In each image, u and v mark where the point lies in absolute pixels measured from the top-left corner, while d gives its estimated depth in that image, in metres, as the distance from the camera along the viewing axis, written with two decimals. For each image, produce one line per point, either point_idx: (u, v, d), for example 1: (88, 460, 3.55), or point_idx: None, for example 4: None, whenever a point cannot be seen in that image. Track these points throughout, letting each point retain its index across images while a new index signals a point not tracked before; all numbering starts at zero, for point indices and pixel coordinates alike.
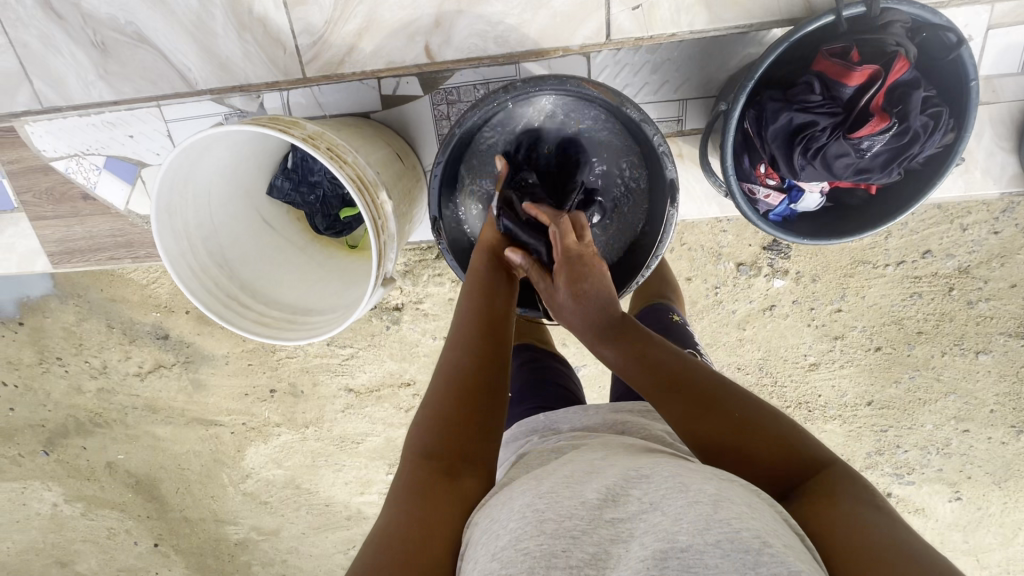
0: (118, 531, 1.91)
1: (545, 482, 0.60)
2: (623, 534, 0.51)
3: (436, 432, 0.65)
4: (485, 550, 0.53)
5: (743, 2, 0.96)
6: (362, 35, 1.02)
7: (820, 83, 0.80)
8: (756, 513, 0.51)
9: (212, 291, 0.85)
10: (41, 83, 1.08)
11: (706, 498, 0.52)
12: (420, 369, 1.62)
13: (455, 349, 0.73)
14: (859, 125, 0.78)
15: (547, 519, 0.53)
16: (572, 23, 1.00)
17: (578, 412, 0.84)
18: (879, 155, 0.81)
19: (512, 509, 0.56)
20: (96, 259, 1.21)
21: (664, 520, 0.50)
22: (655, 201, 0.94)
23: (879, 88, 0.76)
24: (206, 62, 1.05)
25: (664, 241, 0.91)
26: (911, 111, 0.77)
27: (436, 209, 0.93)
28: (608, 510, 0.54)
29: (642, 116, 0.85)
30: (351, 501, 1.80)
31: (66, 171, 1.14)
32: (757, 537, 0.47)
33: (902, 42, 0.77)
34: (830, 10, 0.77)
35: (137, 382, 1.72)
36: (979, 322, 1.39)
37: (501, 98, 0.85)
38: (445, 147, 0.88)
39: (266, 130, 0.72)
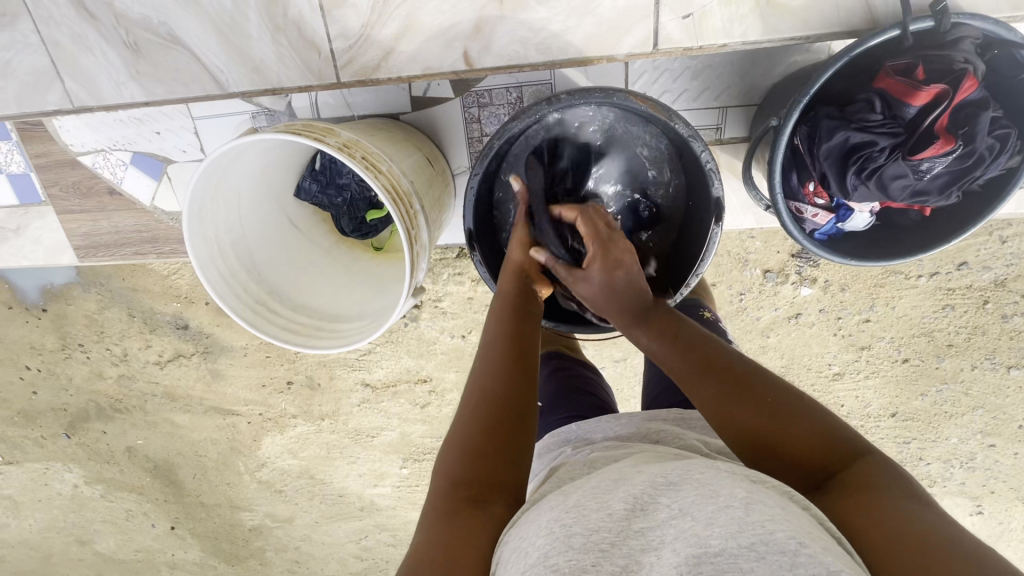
0: (135, 513, 1.94)
1: (571, 496, 0.58)
2: (653, 543, 0.49)
3: (465, 460, 0.64)
4: (512, 568, 0.50)
5: (800, 11, 0.91)
6: (399, 40, 0.99)
7: (881, 101, 0.76)
8: (790, 514, 0.49)
9: (241, 296, 0.84)
10: (73, 83, 1.06)
11: (737, 503, 0.50)
12: (437, 367, 1.61)
13: (484, 376, 0.72)
14: (921, 147, 0.75)
15: (575, 533, 0.51)
16: (618, 30, 0.96)
17: (611, 420, 0.83)
18: (939, 177, 0.78)
19: (539, 525, 0.54)
20: (120, 254, 1.21)
21: (694, 525, 0.48)
22: (698, 217, 0.91)
23: (943, 109, 0.73)
24: (239, 64, 1.03)
25: (706, 259, 0.88)
26: (977, 134, 0.74)
27: (472, 220, 0.91)
28: (637, 520, 0.52)
29: (690, 132, 0.82)
30: (364, 493, 1.81)
31: (93, 166, 1.14)
32: (794, 537, 0.45)
33: (972, 59, 0.74)
34: (897, 24, 0.73)
35: (156, 370, 1.73)
36: (1012, 336, 1.36)
37: (542, 109, 0.82)
38: (483, 158, 0.86)
39: (301, 139, 0.70)
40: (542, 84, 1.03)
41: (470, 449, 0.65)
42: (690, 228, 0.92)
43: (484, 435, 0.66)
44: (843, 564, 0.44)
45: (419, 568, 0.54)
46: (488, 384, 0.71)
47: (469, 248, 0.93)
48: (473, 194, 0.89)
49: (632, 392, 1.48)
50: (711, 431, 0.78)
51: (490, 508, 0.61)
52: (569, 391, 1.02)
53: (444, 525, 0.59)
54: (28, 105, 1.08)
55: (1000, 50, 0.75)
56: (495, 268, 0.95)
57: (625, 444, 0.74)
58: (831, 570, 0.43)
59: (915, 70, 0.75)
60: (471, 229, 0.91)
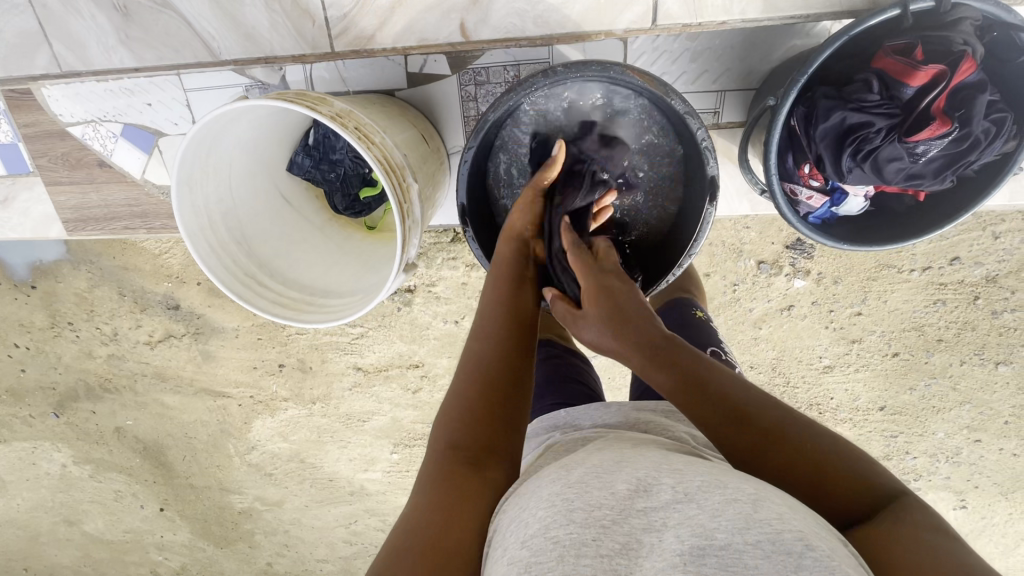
0: (125, 494, 1.94)
1: (573, 472, 0.58)
2: (656, 524, 0.49)
3: (465, 424, 0.65)
4: (512, 537, 0.51)
5: None
6: (395, 10, 0.98)
7: (878, 82, 0.76)
8: (796, 513, 0.49)
9: (230, 267, 0.83)
10: (60, 47, 1.05)
11: (746, 497, 0.50)
12: (429, 352, 1.61)
13: (480, 341, 0.73)
14: (917, 129, 0.75)
15: (576, 509, 0.50)
16: (616, 5, 0.95)
17: (598, 408, 0.83)
18: (934, 160, 0.78)
19: (540, 497, 0.54)
20: (111, 228, 1.19)
21: (700, 513, 0.48)
22: (693, 199, 0.90)
23: (941, 91, 0.73)
24: (231, 31, 1.01)
25: (698, 241, 0.88)
26: (974, 117, 0.74)
27: (465, 195, 0.90)
28: (639, 501, 0.52)
29: (686, 108, 0.82)
30: (355, 477, 1.81)
31: (82, 137, 1.12)
32: (801, 539, 0.45)
33: (970, 40, 0.73)
34: (897, 3, 0.73)
35: (147, 350, 1.72)
36: (1002, 332, 1.37)
37: (538, 83, 0.82)
38: (476, 131, 0.86)
39: (294, 107, 0.70)
40: (540, 63, 1.00)
41: (464, 416, 0.65)
42: (684, 211, 0.92)
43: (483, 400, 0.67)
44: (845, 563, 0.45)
45: (411, 534, 0.54)
46: (484, 351, 0.72)
47: (462, 224, 0.92)
48: (467, 168, 0.88)
49: (623, 380, 1.48)
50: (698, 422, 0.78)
51: (488, 471, 0.62)
52: (560, 379, 1.02)
53: (435, 487, 0.59)
54: (15, 69, 1.07)
55: (1001, 32, 0.75)
56: (489, 247, 0.95)
57: (613, 432, 0.74)
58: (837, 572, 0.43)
59: (915, 52, 0.75)
60: (464, 205, 0.90)
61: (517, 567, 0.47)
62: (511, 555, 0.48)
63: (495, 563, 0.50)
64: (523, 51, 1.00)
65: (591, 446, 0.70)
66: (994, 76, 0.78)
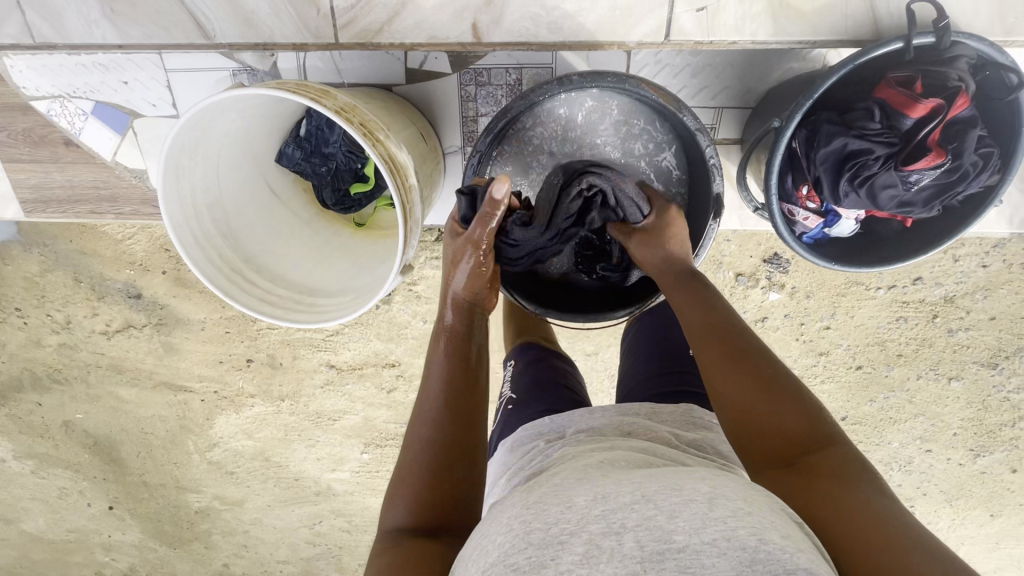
0: (70, 492, 1.82)
1: (534, 492, 0.57)
2: (615, 527, 0.47)
3: (410, 505, 0.65)
4: (474, 569, 0.50)
5: (808, 16, 0.93)
6: (404, 6, 0.95)
7: (880, 111, 0.78)
8: (754, 508, 0.49)
9: (218, 264, 0.79)
10: (35, 15, 0.97)
11: (701, 496, 0.49)
12: (407, 352, 1.58)
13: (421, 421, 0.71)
14: (915, 159, 0.78)
15: (534, 530, 0.49)
16: (630, 18, 0.95)
17: (584, 413, 0.82)
18: (925, 190, 0.81)
19: (501, 522, 0.53)
20: (72, 212, 1.12)
21: (657, 515, 0.47)
22: (695, 214, 0.91)
23: (938, 123, 0.76)
24: (227, 14, 0.96)
25: (698, 254, 0.88)
26: (965, 150, 0.78)
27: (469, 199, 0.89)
28: (597, 506, 0.49)
29: (697, 125, 0.82)
30: (322, 477, 1.76)
31: (48, 113, 1.05)
32: (755, 534, 0.45)
33: (965, 77, 0.77)
34: (901, 36, 0.75)
35: (102, 340, 1.62)
36: (956, 349, 1.45)
37: (552, 89, 0.81)
38: (486, 135, 0.84)
39: (298, 98, 0.67)
40: (542, 68, 0.99)
41: (416, 500, 0.66)
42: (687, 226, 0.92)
43: (432, 479, 0.66)
44: (798, 551, 0.46)
45: None
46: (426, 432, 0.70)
47: None
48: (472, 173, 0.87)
49: (600, 385, 1.49)
50: (682, 425, 0.78)
51: (442, 540, 0.63)
52: (547, 384, 1.00)
53: (387, 556, 0.61)
54: None
55: (992, 72, 0.79)
56: None
57: (599, 438, 0.74)
58: (786, 569, 0.43)
59: (914, 85, 0.78)
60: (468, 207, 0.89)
61: None
62: None
63: None
64: (527, 55, 0.99)
65: (574, 453, 0.70)
66: (982, 113, 0.82)
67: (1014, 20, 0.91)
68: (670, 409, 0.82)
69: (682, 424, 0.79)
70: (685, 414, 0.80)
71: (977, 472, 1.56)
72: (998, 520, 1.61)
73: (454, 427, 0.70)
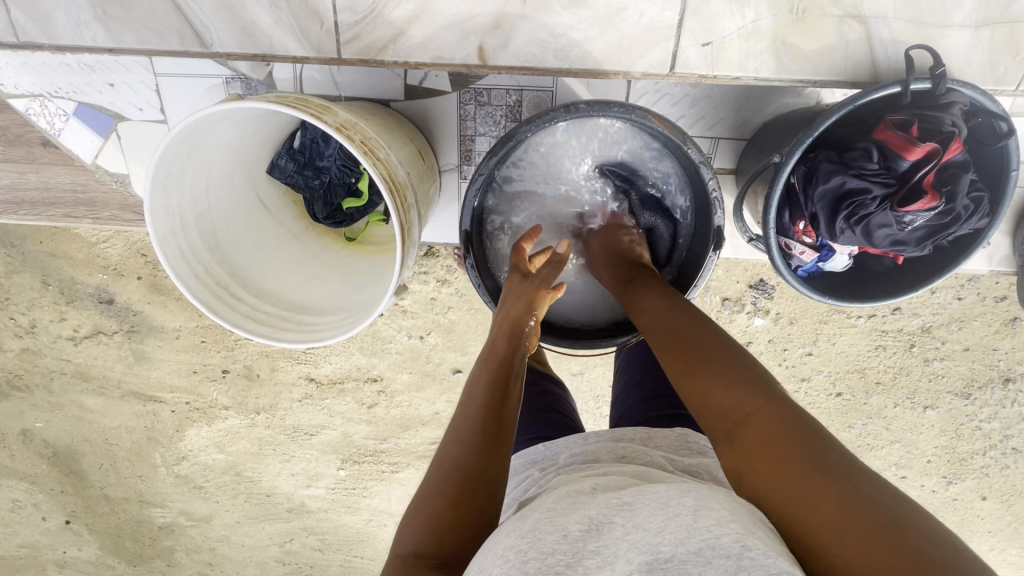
0: (24, 505, 1.73)
1: (527, 521, 0.55)
2: (608, 558, 0.47)
3: (422, 532, 0.59)
4: None
5: (809, 56, 0.94)
6: (411, 24, 0.93)
7: (878, 152, 0.80)
8: (737, 516, 0.48)
9: (202, 277, 0.76)
10: (22, 12, 0.92)
11: (686, 510, 0.48)
12: (389, 367, 1.55)
13: (454, 440, 0.66)
14: (910, 200, 0.80)
15: (530, 559, 0.48)
16: (636, 48, 0.95)
17: (577, 438, 0.81)
18: (918, 230, 0.83)
19: (494, 554, 0.50)
20: (47, 214, 1.07)
21: (646, 535, 0.47)
22: (696, 244, 0.91)
23: (932, 167, 0.78)
24: (229, 24, 0.93)
25: (697, 286, 0.88)
26: (958, 194, 0.80)
27: (469, 222, 0.88)
28: (590, 541, 0.50)
29: (702, 158, 0.82)
30: (295, 493, 1.71)
31: (26, 112, 1.00)
32: (739, 538, 0.44)
33: (959, 123, 0.79)
34: (899, 81, 0.77)
35: (69, 347, 1.55)
36: (932, 378, 1.48)
37: (559, 116, 0.80)
38: (489, 159, 0.83)
39: (297, 113, 0.65)
40: (543, 91, 1.00)
41: (428, 525, 0.59)
42: (686, 255, 0.93)
43: (446, 504, 0.60)
44: (783, 557, 0.44)
45: None
46: (454, 453, 0.65)
47: (463, 250, 0.90)
48: (473, 198, 0.85)
49: (585, 406, 1.48)
50: (677, 450, 0.77)
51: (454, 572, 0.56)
52: (538, 410, 0.99)
53: None
54: None
55: (983, 119, 0.81)
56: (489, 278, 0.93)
57: (593, 465, 0.72)
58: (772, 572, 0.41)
59: (911, 128, 0.80)
60: (468, 230, 0.88)
61: None
62: None
63: None
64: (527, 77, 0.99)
65: (568, 480, 0.68)
66: (973, 158, 0.84)
67: (1005, 70, 0.95)
68: (664, 433, 0.80)
69: (676, 448, 0.77)
70: (681, 438, 0.79)
71: (949, 499, 1.59)
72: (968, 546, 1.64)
73: (487, 453, 0.65)
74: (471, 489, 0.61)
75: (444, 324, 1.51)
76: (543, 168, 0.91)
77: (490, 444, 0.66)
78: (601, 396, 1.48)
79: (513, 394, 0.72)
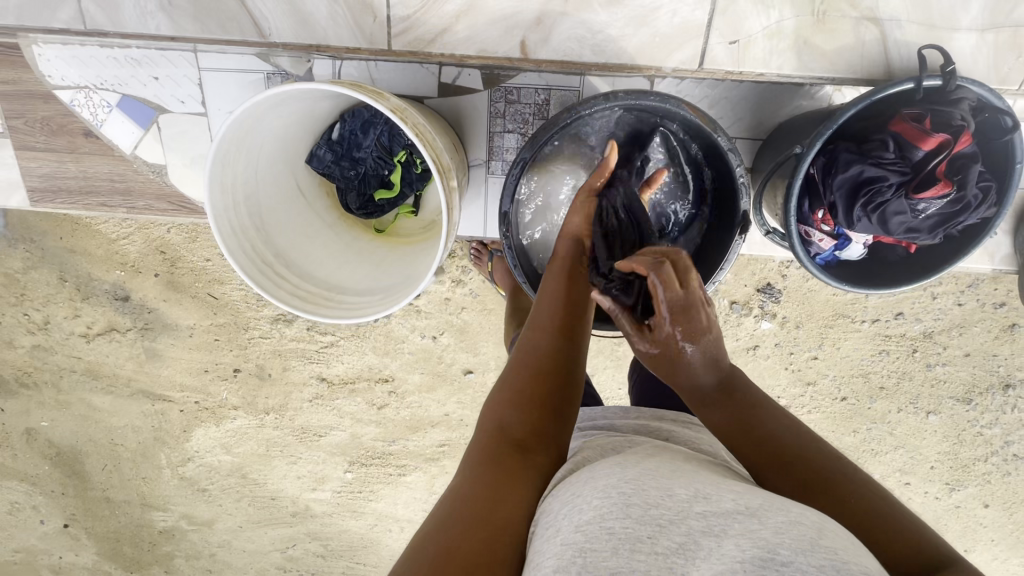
0: (23, 507, 1.72)
1: (629, 469, 0.58)
2: (714, 530, 0.49)
3: (512, 411, 0.68)
4: (565, 520, 0.52)
5: (830, 54, 1.00)
6: (461, 17, 0.99)
7: (894, 143, 0.85)
8: (859, 548, 0.49)
9: (250, 252, 0.79)
10: (90, 3, 0.98)
11: (809, 522, 0.49)
12: (402, 367, 1.57)
13: (532, 333, 0.76)
14: (924, 187, 0.84)
15: (634, 504, 0.51)
16: (669, 45, 1.01)
17: (617, 412, 0.83)
18: (931, 217, 0.88)
19: (597, 487, 0.55)
20: (82, 203, 1.11)
21: (763, 530, 0.47)
22: (720, 232, 0.95)
23: (945, 156, 0.83)
24: (287, 15, 0.99)
25: (723, 270, 0.92)
26: (969, 182, 0.84)
27: (508, 204, 0.90)
28: (697, 505, 0.52)
29: (730, 146, 0.87)
30: (300, 496, 1.70)
31: (71, 103, 1.05)
32: (867, 573, 0.45)
33: (967, 117, 0.84)
34: (912, 77, 0.83)
35: (81, 344, 1.56)
36: (934, 384, 1.52)
37: (598, 104, 0.85)
38: (532, 144, 0.87)
39: (361, 95, 0.72)
40: (569, 90, 1.05)
41: (512, 404, 0.69)
42: (711, 241, 0.96)
43: (528, 386, 0.70)
44: None
45: (460, 509, 0.57)
46: (531, 343, 0.75)
47: (503, 233, 0.93)
48: (513, 181, 0.89)
49: None
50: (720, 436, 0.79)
51: (534, 458, 0.64)
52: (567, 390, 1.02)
53: (486, 471, 0.62)
54: (29, 19, 0.98)
55: (991, 115, 0.86)
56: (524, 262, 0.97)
57: (636, 437, 0.74)
58: None
59: (925, 121, 0.85)
60: (506, 213, 0.91)
61: (573, 551, 0.48)
62: (565, 538, 0.50)
63: (544, 541, 0.52)
64: (555, 77, 1.04)
65: (610, 448, 0.70)
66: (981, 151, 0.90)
67: (1008, 70, 1.02)
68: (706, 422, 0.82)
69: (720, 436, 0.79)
70: None
71: (951, 507, 1.61)
72: (970, 555, 1.66)
73: (559, 343, 0.74)
74: (549, 371, 0.72)
75: (457, 324, 1.53)
76: (577, 153, 0.95)
77: (564, 337, 0.75)
78: (612, 398, 1.50)
79: (577, 289, 0.81)
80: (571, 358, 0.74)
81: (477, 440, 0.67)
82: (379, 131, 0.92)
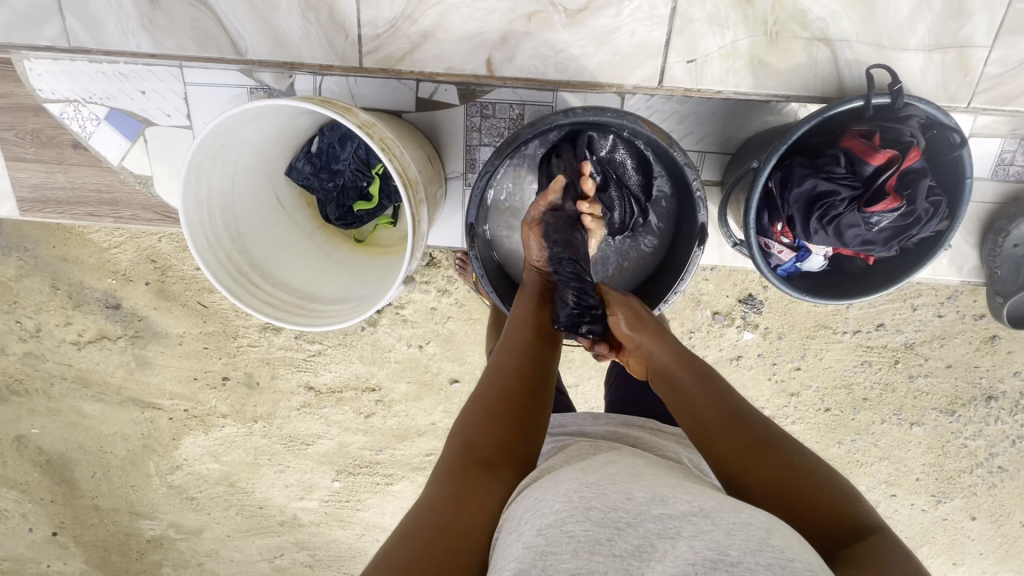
0: (12, 515, 1.72)
1: (590, 474, 0.60)
2: (670, 532, 0.50)
3: (482, 431, 0.69)
4: (528, 525, 0.53)
5: (785, 74, 1.04)
6: (428, 37, 1.03)
7: (845, 158, 0.88)
8: (806, 547, 0.51)
9: (224, 262, 0.82)
10: (75, 21, 1.02)
11: (760, 524, 0.51)
12: (388, 376, 1.58)
13: (505, 355, 0.79)
14: (874, 202, 0.87)
15: (593, 507, 0.53)
16: (630, 63, 1.05)
17: (587, 418, 0.85)
18: (884, 230, 0.90)
19: (558, 492, 0.56)
20: (71, 213, 1.13)
21: (716, 531, 0.49)
22: (683, 242, 0.98)
23: (893, 172, 0.85)
24: (262, 34, 1.03)
25: (684, 279, 0.96)
26: (917, 196, 0.87)
27: (473, 217, 0.94)
28: (654, 507, 0.53)
29: (687, 160, 0.90)
30: (288, 505, 1.71)
31: (60, 115, 1.08)
32: (811, 570, 0.47)
33: (917, 134, 0.87)
34: (862, 95, 0.86)
35: (72, 352, 1.58)
36: (917, 395, 1.53)
37: (558, 119, 0.88)
38: (495, 157, 0.91)
39: (327, 111, 0.74)
40: (544, 105, 1.08)
41: (483, 423, 0.70)
42: (673, 250, 1.00)
43: (497, 405, 0.72)
44: None
45: (428, 524, 0.58)
46: (502, 363, 0.77)
47: (469, 244, 0.95)
48: (478, 194, 0.92)
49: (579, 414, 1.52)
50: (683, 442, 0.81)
51: (500, 473, 0.66)
52: None
53: (454, 486, 0.63)
54: (17, 37, 1.02)
55: (940, 131, 0.89)
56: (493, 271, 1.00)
57: (604, 442, 0.76)
58: None
59: (874, 137, 0.88)
60: (472, 224, 0.94)
61: (533, 553, 0.49)
62: (528, 540, 0.51)
63: (508, 546, 0.53)
64: (530, 93, 1.07)
65: (576, 452, 0.72)
66: (931, 166, 0.92)
67: (956, 88, 1.05)
68: (673, 431, 0.84)
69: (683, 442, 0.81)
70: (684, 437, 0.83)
71: (939, 519, 1.61)
72: (959, 568, 1.65)
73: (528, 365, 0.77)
74: (520, 392, 0.74)
75: (443, 333, 1.54)
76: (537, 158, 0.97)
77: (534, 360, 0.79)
78: (595, 406, 1.51)
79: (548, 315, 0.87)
80: (541, 377, 0.77)
81: (446, 458, 0.68)
82: (356, 145, 0.93)
